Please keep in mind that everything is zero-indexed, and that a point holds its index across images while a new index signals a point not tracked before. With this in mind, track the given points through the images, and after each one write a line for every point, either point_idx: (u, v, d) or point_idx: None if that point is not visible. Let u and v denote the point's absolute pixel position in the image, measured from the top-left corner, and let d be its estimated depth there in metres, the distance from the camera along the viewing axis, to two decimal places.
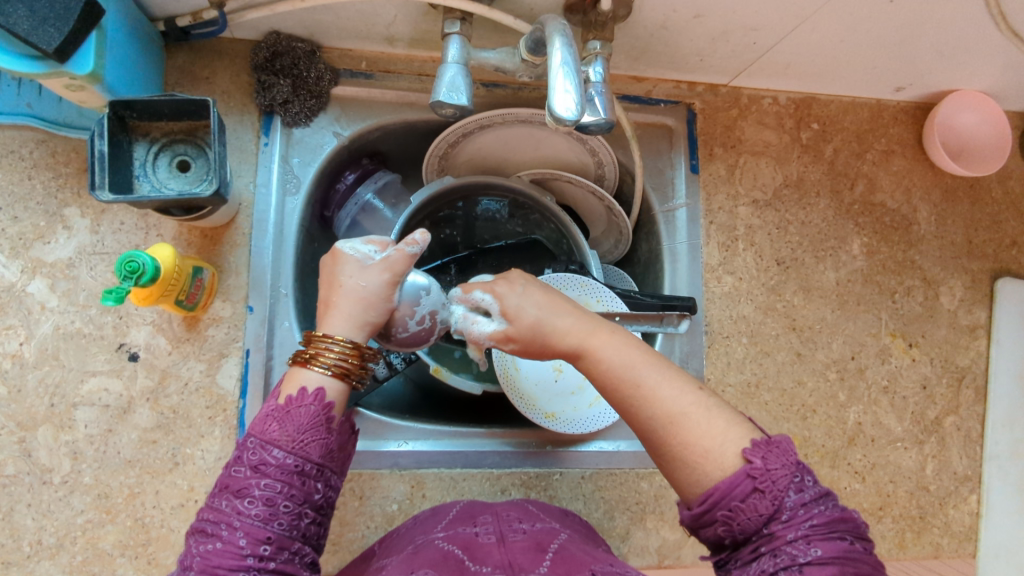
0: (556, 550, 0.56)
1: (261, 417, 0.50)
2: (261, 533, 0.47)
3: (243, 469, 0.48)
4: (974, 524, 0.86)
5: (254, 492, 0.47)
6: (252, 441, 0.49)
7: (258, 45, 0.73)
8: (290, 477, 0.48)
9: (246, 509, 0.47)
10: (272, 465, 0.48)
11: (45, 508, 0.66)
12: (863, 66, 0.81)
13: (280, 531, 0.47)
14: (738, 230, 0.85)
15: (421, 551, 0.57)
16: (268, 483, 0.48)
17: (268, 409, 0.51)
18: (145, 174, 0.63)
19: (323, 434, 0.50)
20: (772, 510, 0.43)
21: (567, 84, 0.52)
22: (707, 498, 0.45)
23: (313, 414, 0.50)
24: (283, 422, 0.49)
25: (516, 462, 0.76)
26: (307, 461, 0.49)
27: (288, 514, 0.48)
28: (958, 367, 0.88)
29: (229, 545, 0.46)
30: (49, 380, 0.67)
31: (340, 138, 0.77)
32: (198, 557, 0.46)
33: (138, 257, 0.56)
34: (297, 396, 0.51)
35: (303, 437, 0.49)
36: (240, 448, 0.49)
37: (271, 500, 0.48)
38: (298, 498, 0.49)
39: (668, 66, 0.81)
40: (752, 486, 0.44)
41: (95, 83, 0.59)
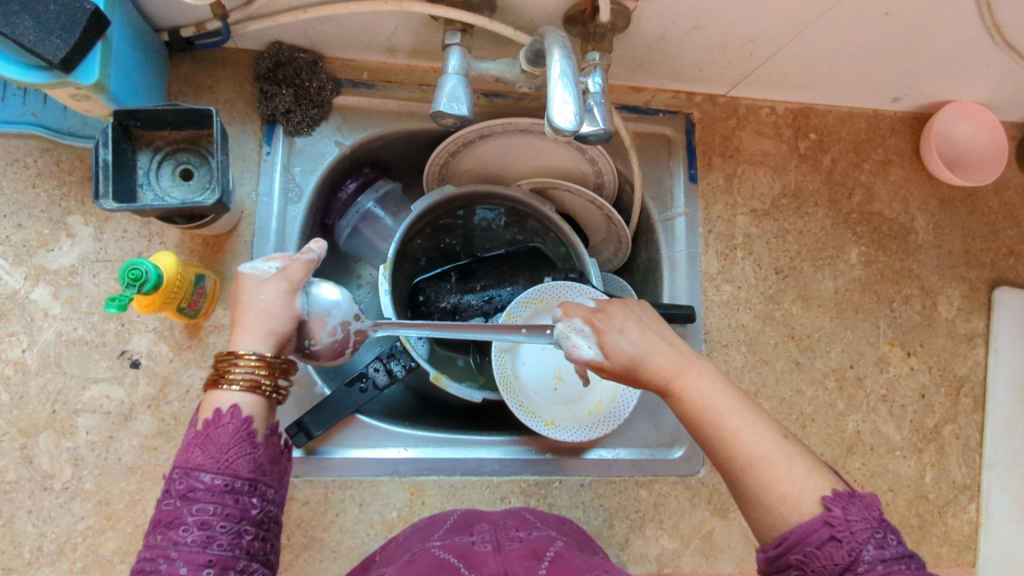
0: (552, 558, 0.56)
1: (183, 449, 0.52)
2: (200, 558, 0.48)
3: (173, 500, 0.50)
4: (973, 533, 0.86)
5: (187, 519, 0.49)
6: (177, 472, 0.51)
7: (262, 56, 0.74)
8: (221, 497, 0.50)
9: (182, 537, 0.48)
10: (200, 490, 0.49)
11: (46, 514, 0.66)
12: (859, 77, 0.82)
13: (221, 552, 0.49)
14: (737, 238, 0.86)
15: (418, 559, 0.57)
16: (199, 508, 0.49)
17: (189, 438, 0.52)
18: (149, 182, 0.63)
19: (248, 449, 0.52)
20: (848, 560, 0.44)
21: (566, 94, 0.53)
22: (783, 543, 0.46)
23: (233, 432, 0.52)
24: (205, 447, 0.51)
25: (516, 470, 0.76)
26: (236, 478, 0.51)
27: (226, 533, 0.49)
28: (956, 376, 0.89)
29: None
30: (51, 387, 0.68)
31: (341, 147, 0.78)
32: None
33: (140, 265, 0.57)
34: (215, 418, 0.52)
35: (229, 456, 0.51)
36: (168, 481, 0.51)
37: (206, 524, 0.49)
38: (233, 516, 0.50)
39: (666, 76, 0.82)
40: (830, 533, 0.44)
41: (100, 93, 0.59)
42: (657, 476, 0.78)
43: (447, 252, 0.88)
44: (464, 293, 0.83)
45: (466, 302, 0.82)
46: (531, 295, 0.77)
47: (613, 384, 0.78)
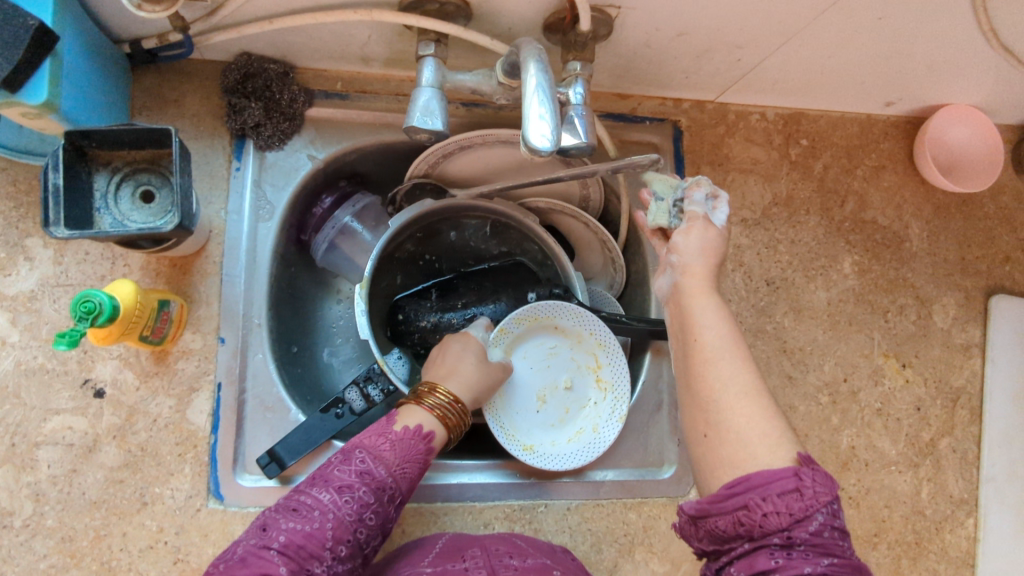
0: None
1: (371, 435, 0.58)
2: (346, 533, 0.51)
3: (349, 470, 0.54)
4: (970, 549, 0.84)
5: (354, 492, 0.53)
6: (362, 453, 0.55)
7: (229, 67, 0.70)
8: (382, 497, 0.54)
9: (344, 504, 0.52)
10: (374, 477, 0.54)
11: (6, 553, 0.63)
12: (851, 81, 0.80)
13: (359, 539, 0.52)
14: (727, 249, 0.83)
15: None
16: (366, 493, 0.53)
17: (382, 431, 0.58)
18: (106, 205, 0.60)
19: (414, 470, 0.57)
20: (802, 515, 0.43)
21: (541, 110, 0.50)
22: (742, 481, 0.45)
23: (416, 451, 0.57)
24: (394, 446, 0.57)
25: (500, 495, 0.73)
26: (396, 490, 0.56)
27: (369, 527, 0.53)
28: (952, 388, 0.86)
29: (318, 531, 0.50)
30: (10, 419, 0.64)
31: (315, 161, 0.75)
32: (283, 532, 0.50)
33: (94, 296, 0.54)
34: (408, 428, 0.58)
35: (402, 465, 0.56)
36: (348, 454, 0.55)
37: (364, 507, 0.53)
38: (380, 517, 0.54)
39: (653, 83, 0.79)
40: (794, 484, 0.43)
41: (52, 113, 0.56)
42: (647, 498, 0.76)
43: (432, 268, 0.85)
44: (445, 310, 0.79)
45: (448, 320, 0.79)
46: (526, 313, 0.76)
47: (597, 413, 0.77)
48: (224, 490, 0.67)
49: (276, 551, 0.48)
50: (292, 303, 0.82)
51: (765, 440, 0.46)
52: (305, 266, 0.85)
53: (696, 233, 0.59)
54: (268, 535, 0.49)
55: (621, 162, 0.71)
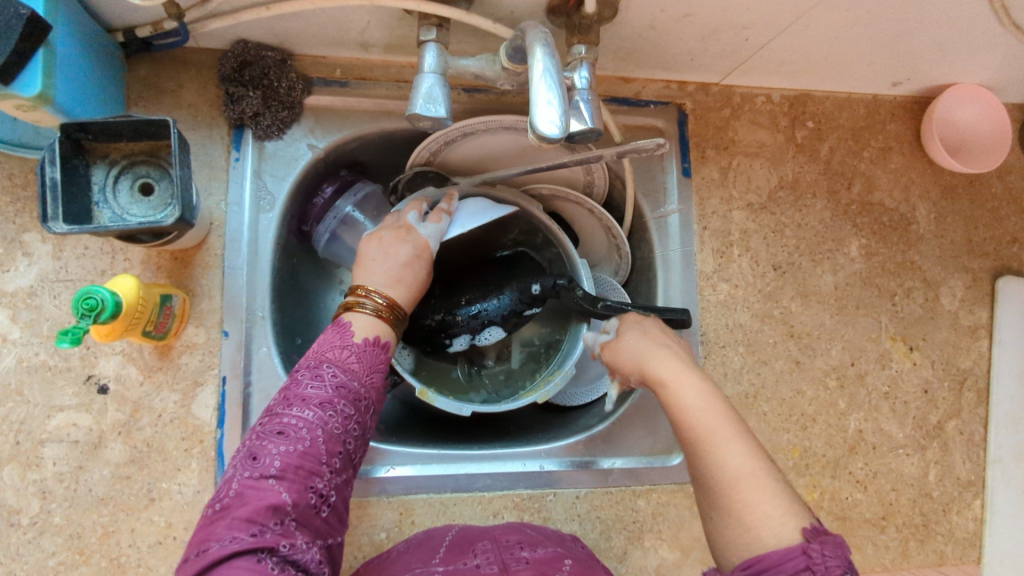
0: None
1: (330, 347, 0.54)
2: (337, 448, 0.49)
3: (322, 386, 0.51)
4: (977, 530, 0.84)
5: (335, 407, 0.50)
6: (330, 365, 0.52)
7: (225, 55, 0.69)
8: (363, 406, 0.52)
9: (327, 421, 0.49)
10: (349, 390, 0.51)
11: (14, 551, 0.63)
12: (859, 61, 0.78)
13: (349, 451, 0.50)
14: (732, 234, 0.82)
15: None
16: (347, 405, 0.51)
17: (342, 342, 0.54)
18: (105, 199, 0.59)
19: (380, 377, 0.55)
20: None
21: (549, 95, 0.49)
22: (755, 562, 0.44)
23: (382, 359, 0.56)
24: (360, 357, 0.54)
25: (508, 485, 0.73)
26: (372, 397, 0.54)
27: (356, 438, 0.51)
28: (959, 370, 0.86)
29: (311, 450, 0.48)
30: (13, 417, 0.64)
31: (315, 150, 0.74)
32: (275, 456, 0.47)
33: (95, 292, 0.53)
34: (366, 337, 0.55)
35: (371, 374, 0.54)
36: (315, 369, 0.52)
37: (347, 420, 0.50)
38: (362, 426, 0.52)
39: (657, 66, 0.78)
40: (805, 563, 0.43)
41: (47, 105, 0.55)
42: (655, 485, 0.76)
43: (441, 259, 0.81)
44: (450, 308, 0.77)
45: (452, 318, 0.77)
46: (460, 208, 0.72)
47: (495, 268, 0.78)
48: None
49: (274, 478, 0.45)
50: (295, 294, 0.81)
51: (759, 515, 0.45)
52: (307, 256, 0.84)
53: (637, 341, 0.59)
54: (260, 464, 0.46)
55: (626, 148, 0.70)
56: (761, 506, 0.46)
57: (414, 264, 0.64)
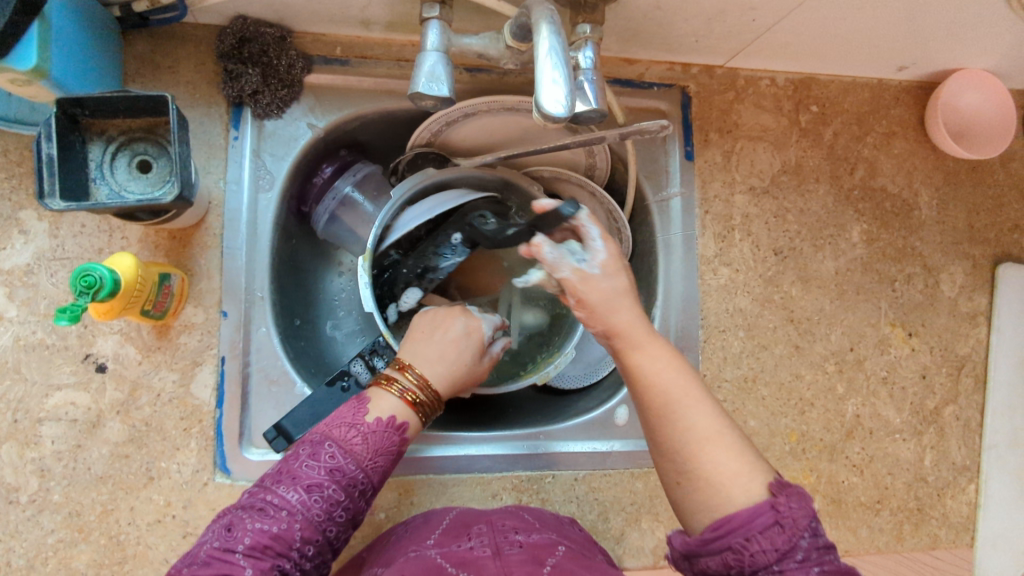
0: (554, 564, 0.53)
1: (340, 423, 0.55)
2: (313, 533, 0.51)
3: (316, 467, 0.53)
4: (971, 514, 0.85)
5: (322, 491, 0.52)
6: (331, 446, 0.54)
7: (224, 31, 0.68)
8: (353, 491, 0.53)
9: (310, 504, 0.51)
10: (343, 475, 0.53)
11: (13, 528, 0.63)
12: (865, 46, 0.77)
13: (327, 535, 0.52)
14: (735, 219, 0.82)
15: (411, 564, 0.54)
16: (336, 490, 0.52)
17: (352, 419, 0.56)
18: (103, 175, 0.58)
19: (385, 462, 0.56)
20: (786, 547, 0.45)
21: (555, 74, 0.48)
22: (722, 524, 0.47)
23: (389, 443, 0.56)
24: (366, 440, 0.55)
25: (507, 466, 0.73)
26: (367, 483, 0.55)
27: (339, 523, 0.53)
28: (957, 356, 0.86)
29: (285, 533, 0.50)
30: (11, 395, 0.64)
31: (315, 129, 0.73)
32: (250, 532, 0.49)
33: (94, 270, 0.53)
34: (380, 419, 0.56)
35: (374, 458, 0.55)
36: (316, 445, 0.54)
37: (332, 505, 0.52)
38: (349, 511, 0.54)
39: (662, 47, 0.77)
40: (773, 518, 0.46)
41: (42, 79, 0.54)
42: (653, 468, 0.76)
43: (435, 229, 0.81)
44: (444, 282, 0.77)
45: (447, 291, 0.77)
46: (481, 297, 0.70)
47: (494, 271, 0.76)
48: (231, 465, 0.66)
49: (242, 554, 0.48)
50: (293, 275, 0.80)
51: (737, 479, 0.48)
52: (306, 237, 0.83)
53: (603, 293, 0.55)
54: (233, 537, 0.49)
55: (630, 128, 0.70)
56: (729, 466, 0.48)
57: (457, 345, 0.63)
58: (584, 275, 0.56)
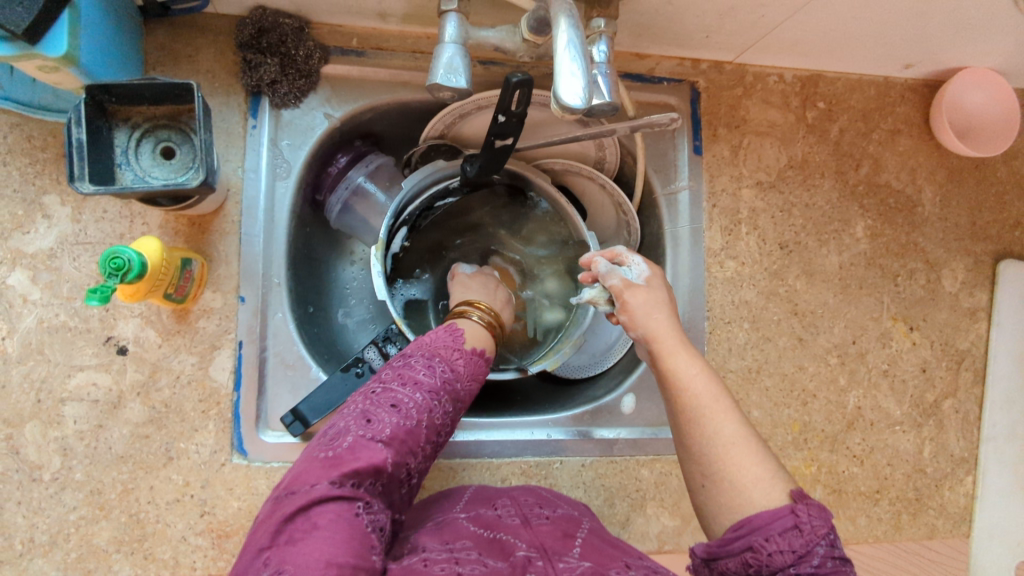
0: (584, 537, 0.55)
1: (445, 345, 0.58)
2: (430, 438, 0.53)
3: (433, 375, 0.55)
4: (968, 505, 0.87)
5: (441, 400, 0.54)
6: (442, 362, 0.57)
7: (244, 21, 0.69)
8: (458, 407, 0.56)
9: (433, 409, 0.53)
10: (453, 389, 0.56)
11: (36, 505, 0.64)
12: (872, 43, 0.79)
13: (435, 444, 0.54)
14: (741, 213, 0.83)
15: (445, 528, 0.56)
16: (449, 401, 0.55)
17: (455, 343, 0.59)
18: (127, 161, 0.60)
19: (476, 386, 0.60)
20: (803, 551, 0.45)
21: (573, 67, 0.49)
22: (744, 524, 0.46)
23: (481, 368, 0.60)
24: (467, 363, 0.58)
25: (517, 452, 0.75)
26: (464, 402, 0.58)
27: (442, 435, 0.55)
28: (958, 350, 0.88)
29: (415, 432, 0.51)
30: (35, 375, 0.65)
31: (331, 119, 0.74)
32: (387, 425, 0.50)
33: (122, 253, 0.54)
34: (474, 347, 0.61)
35: (471, 379, 0.58)
36: (430, 360, 0.56)
37: (444, 415, 0.54)
38: (451, 425, 0.56)
39: (672, 42, 0.78)
40: (793, 521, 0.45)
41: (71, 66, 0.56)
42: (658, 456, 0.78)
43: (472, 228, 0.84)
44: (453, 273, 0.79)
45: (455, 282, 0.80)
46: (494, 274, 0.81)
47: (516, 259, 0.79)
48: (248, 446, 0.68)
49: (384, 445, 0.49)
50: (308, 263, 0.82)
51: (760, 485, 0.48)
52: (319, 226, 0.84)
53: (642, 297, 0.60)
54: (374, 428, 0.50)
55: (641, 122, 0.71)
56: (752, 470, 0.48)
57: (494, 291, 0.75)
58: (630, 282, 0.61)
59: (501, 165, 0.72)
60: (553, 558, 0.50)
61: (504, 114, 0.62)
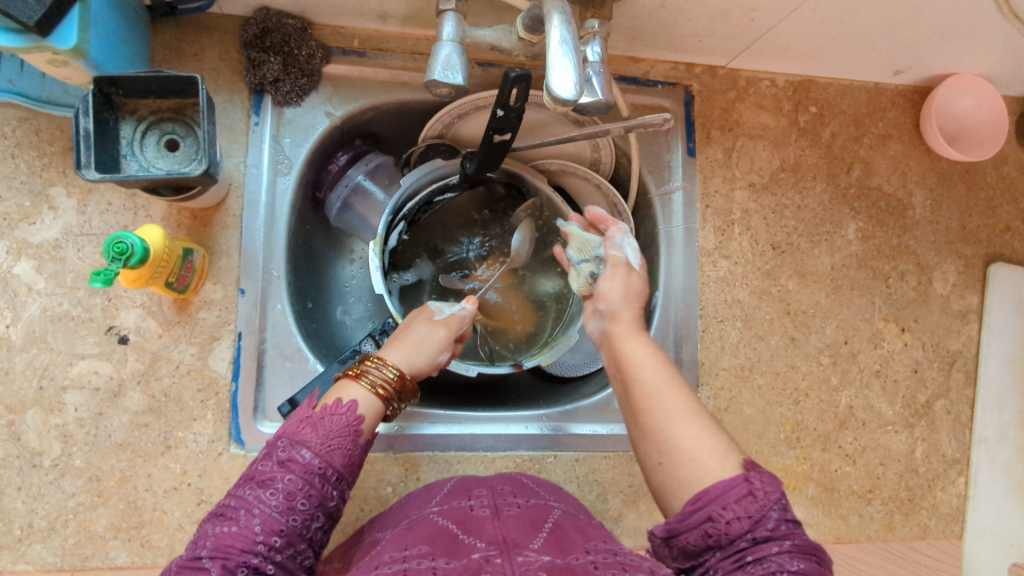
0: (551, 528, 0.55)
1: (293, 420, 0.55)
2: (276, 524, 0.50)
3: (271, 463, 0.52)
4: (961, 506, 0.87)
5: (276, 483, 0.51)
6: (283, 441, 0.53)
7: (249, 21, 0.71)
8: (312, 477, 0.52)
9: (267, 498, 0.50)
10: (298, 463, 0.52)
11: (36, 491, 0.65)
12: (862, 49, 0.81)
13: (293, 526, 0.50)
14: (734, 213, 0.85)
15: (413, 528, 0.57)
16: (291, 478, 0.51)
17: (303, 415, 0.55)
18: (133, 152, 0.62)
19: (345, 443, 0.54)
20: (759, 515, 0.47)
21: (565, 63, 0.51)
22: (701, 496, 0.48)
23: (343, 423, 0.55)
24: (315, 427, 0.54)
25: (511, 445, 0.76)
26: (330, 466, 0.53)
27: (304, 511, 0.51)
28: (949, 352, 0.89)
29: (245, 529, 0.49)
30: (37, 363, 0.66)
31: (332, 118, 0.76)
32: (213, 537, 0.49)
33: (126, 237, 0.56)
34: (328, 405, 0.56)
35: (329, 442, 0.54)
36: (270, 446, 0.54)
37: (291, 495, 0.51)
38: (314, 498, 0.52)
39: (667, 46, 0.80)
40: (747, 489, 0.47)
41: (80, 59, 0.58)
42: None
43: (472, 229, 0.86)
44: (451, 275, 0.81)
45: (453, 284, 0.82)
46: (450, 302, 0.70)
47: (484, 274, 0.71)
48: (245, 436, 0.69)
49: (206, 557, 0.48)
50: (308, 259, 0.83)
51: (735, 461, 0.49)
52: (320, 224, 0.86)
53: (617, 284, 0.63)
54: (198, 545, 0.49)
55: (634, 122, 0.72)
56: (706, 443, 0.50)
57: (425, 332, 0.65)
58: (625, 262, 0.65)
59: (498, 162, 0.73)
60: (512, 550, 0.51)
61: (502, 109, 0.64)
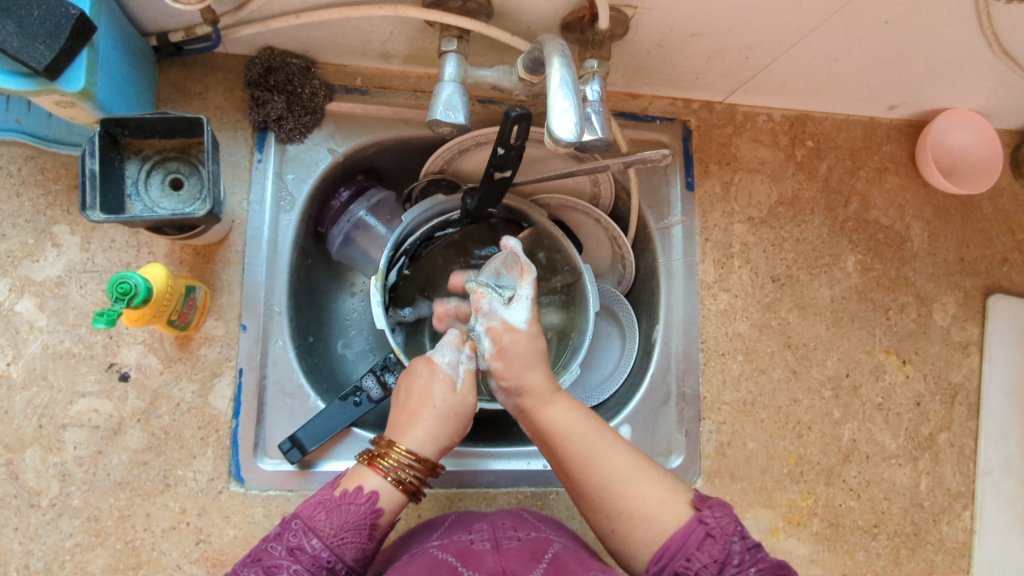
0: (551, 560, 0.55)
1: (310, 503, 0.56)
2: None
3: (280, 547, 0.53)
4: (967, 540, 0.86)
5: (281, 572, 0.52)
6: (297, 524, 0.54)
7: (253, 60, 0.72)
8: (318, 569, 0.53)
9: None
10: (306, 554, 0.53)
11: (33, 531, 0.65)
12: (856, 85, 0.82)
13: None
14: (733, 247, 0.85)
15: (413, 561, 0.56)
16: (297, 568, 0.52)
17: (322, 497, 0.56)
18: (137, 191, 0.62)
19: (356, 537, 0.55)
20: (723, 556, 0.52)
21: (566, 104, 0.52)
22: (664, 553, 0.53)
23: (359, 514, 0.55)
24: (330, 516, 0.55)
25: (512, 482, 0.75)
26: (339, 559, 0.54)
27: None
28: (951, 384, 0.89)
29: None
30: (37, 401, 0.66)
31: (334, 155, 0.77)
32: None
33: (129, 278, 0.56)
34: (346, 491, 0.56)
35: (340, 534, 0.54)
36: (284, 527, 0.55)
37: None
38: None
39: (665, 83, 0.81)
40: (703, 531, 0.53)
41: (86, 101, 0.58)
42: None
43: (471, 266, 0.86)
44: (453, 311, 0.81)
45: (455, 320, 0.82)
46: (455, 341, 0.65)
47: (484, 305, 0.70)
48: (245, 474, 0.68)
49: None
50: (309, 294, 0.83)
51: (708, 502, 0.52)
52: (321, 259, 0.87)
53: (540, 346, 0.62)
54: None
55: (633, 157, 0.73)
56: (657, 494, 0.56)
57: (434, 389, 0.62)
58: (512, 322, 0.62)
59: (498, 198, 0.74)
60: None
61: (504, 147, 0.65)
